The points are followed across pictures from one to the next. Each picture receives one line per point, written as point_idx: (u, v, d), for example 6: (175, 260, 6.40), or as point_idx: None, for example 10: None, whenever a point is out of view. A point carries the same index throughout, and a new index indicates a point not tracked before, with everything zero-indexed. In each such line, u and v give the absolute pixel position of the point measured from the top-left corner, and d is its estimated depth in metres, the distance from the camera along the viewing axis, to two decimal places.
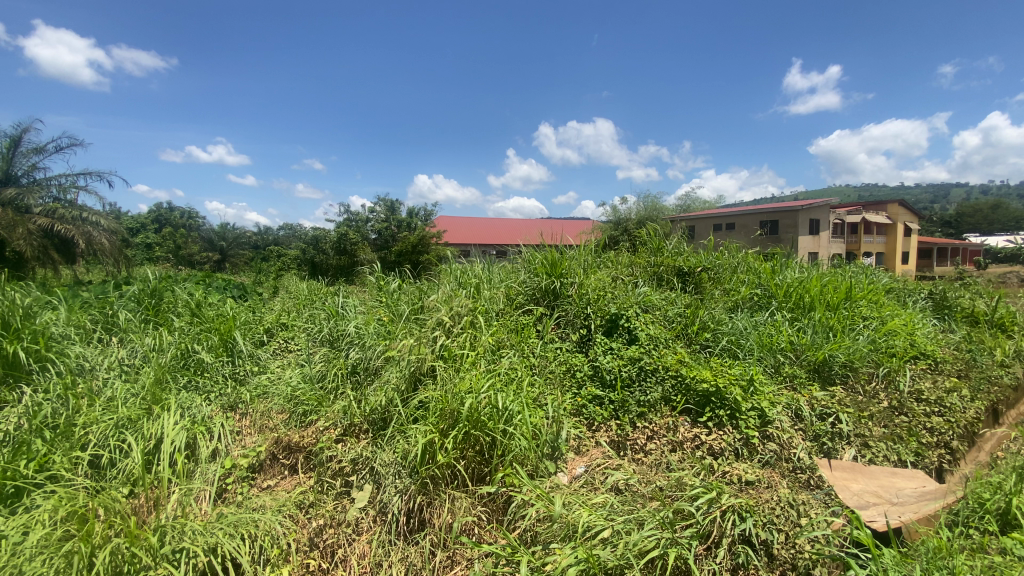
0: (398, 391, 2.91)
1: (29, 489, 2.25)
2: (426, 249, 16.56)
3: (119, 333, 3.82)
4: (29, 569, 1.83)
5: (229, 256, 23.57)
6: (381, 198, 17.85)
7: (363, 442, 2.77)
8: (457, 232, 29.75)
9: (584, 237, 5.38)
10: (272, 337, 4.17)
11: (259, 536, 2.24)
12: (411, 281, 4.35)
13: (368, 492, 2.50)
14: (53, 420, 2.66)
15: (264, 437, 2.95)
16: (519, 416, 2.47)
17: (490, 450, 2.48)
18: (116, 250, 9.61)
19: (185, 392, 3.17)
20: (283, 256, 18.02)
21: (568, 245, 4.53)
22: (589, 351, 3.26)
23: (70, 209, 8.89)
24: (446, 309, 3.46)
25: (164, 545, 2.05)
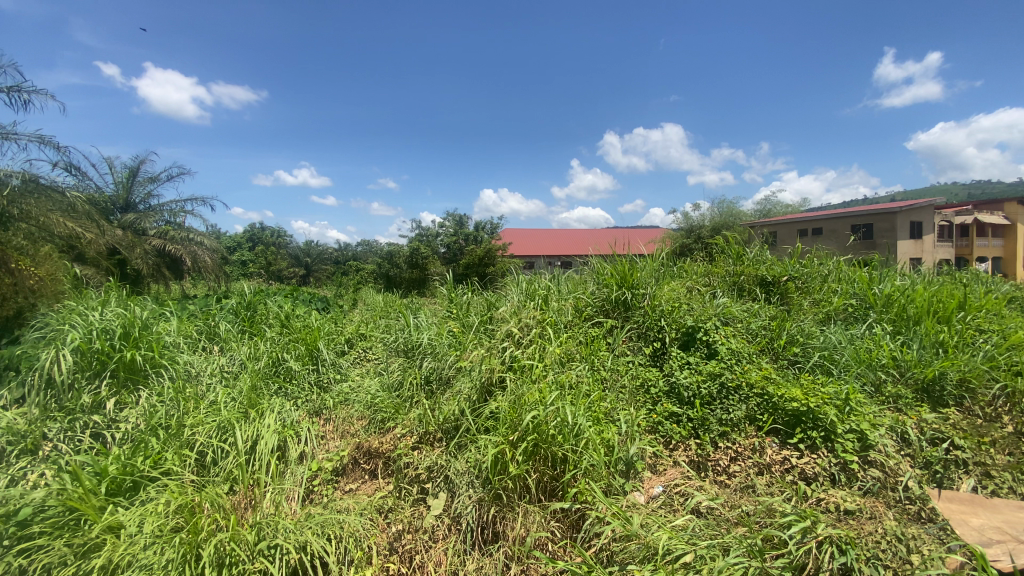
0: (469, 402, 2.96)
1: (146, 483, 2.51)
2: (493, 261, 16.83)
3: (220, 342, 4.22)
4: (146, 556, 2.03)
5: (313, 272, 25.50)
6: (448, 213, 18.39)
7: (438, 450, 2.84)
8: (522, 244, 30.01)
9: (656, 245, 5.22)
10: (352, 347, 4.41)
11: (344, 537, 2.35)
12: (480, 293, 4.43)
13: (443, 501, 2.58)
14: (166, 420, 2.97)
15: (346, 442, 3.10)
16: (590, 431, 2.43)
17: (562, 465, 2.45)
18: (216, 267, 10.63)
19: (276, 398, 3.42)
20: (361, 272, 19.08)
21: (638, 255, 4.41)
22: (664, 366, 3.13)
23: (180, 231, 9.96)
24: (515, 321, 3.51)
25: (261, 540, 2.20)
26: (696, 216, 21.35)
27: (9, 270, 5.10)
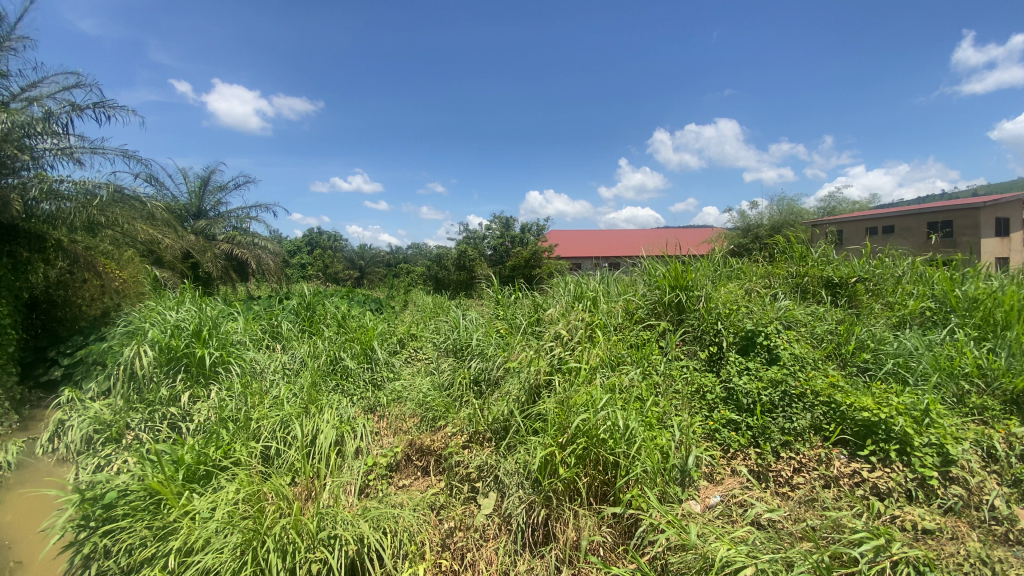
0: (518, 403, 2.97)
1: (217, 471, 2.67)
2: (539, 263, 16.81)
3: (282, 340, 4.46)
4: (217, 541, 2.16)
5: (366, 274, 26.52)
6: (495, 215, 18.55)
7: (488, 450, 2.87)
8: (570, 245, 29.78)
9: (711, 245, 5.05)
10: (404, 347, 4.53)
11: (399, 531, 2.41)
12: (528, 295, 4.43)
13: (493, 500, 2.60)
14: (234, 414, 3.16)
15: (399, 439, 3.19)
16: (643, 436, 2.38)
17: (613, 469, 2.41)
18: (279, 270, 11.24)
19: (334, 394, 3.57)
20: (411, 274, 19.59)
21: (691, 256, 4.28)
22: (721, 371, 3.01)
23: (246, 236, 10.59)
24: (564, 323, 3.50)
25: (321, 530, 2.29)
26: (753, 215, 20.51)
27: (97, 274, 6.01)
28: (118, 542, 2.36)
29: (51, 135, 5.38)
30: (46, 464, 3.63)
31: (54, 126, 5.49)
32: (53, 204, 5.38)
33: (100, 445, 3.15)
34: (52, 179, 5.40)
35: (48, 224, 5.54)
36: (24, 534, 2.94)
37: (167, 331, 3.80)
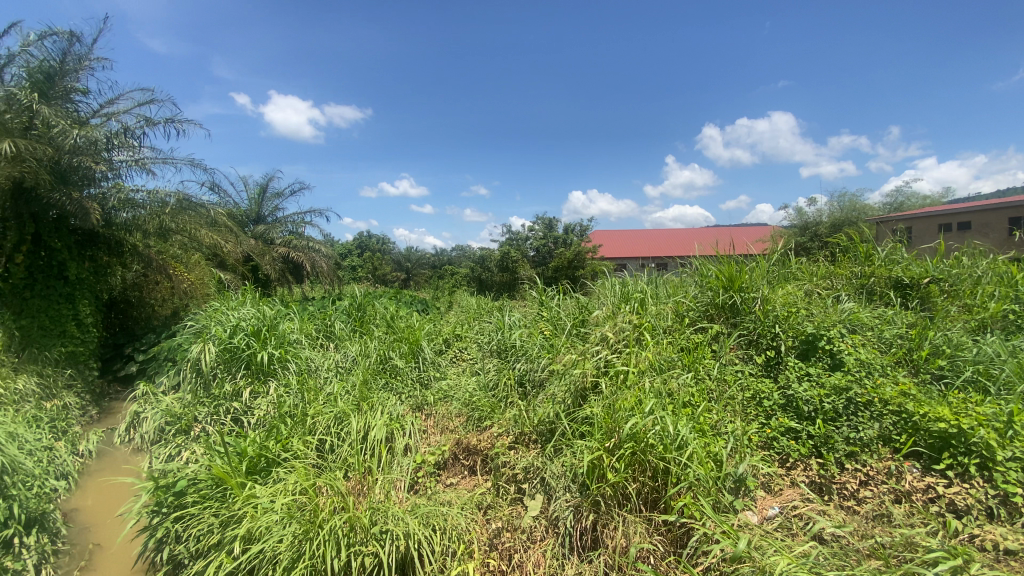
0: (564, 406, 2.95)
1: (276, 463, 2.80)
2: (583, 264, 16.66)
3: (335, 339, 4.63)
4: (276, 530, 2.27)
5: (412, 275, 27.21)
6: (538, 216, 18.54)
7: (533, 452, 2.86)
8: (614, 245, 29.34)
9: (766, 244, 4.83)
10: (450, 347, 4.60)
11: (448, 529, 2.45)
12: (572, 296, 4.40)
13: (540, 502, 2.61)
14: (291, 409, 3.30)
15: (447, 438, 3.25)
16: (695, 442, 2.30)
17: (663, 476, 2.35)
18: (331, 272, 11.70)
19: (384, 392, 3.67)
20: (456, 276, 19.91)
21: (745, 256, 4.11)
22: (779, 376, 2.87)
23: (300, 240, 11.08)
24: (610, 325, 3.45)
25: (373, 525, 2.35)
26: (809, 213, 19.50)
27: (167, 277, 6.56)
28: (188, 527, 2.52)
29: (127, 148, 5.84)
30: (124, 452, 3.94)
31: (129, 139, 5.93)
32: (129, 211, 5.80)
33: (171, 436, 3.39)
34: (128, 189, 5.82)
35: (126, 230, 5.99)
36: (104, 517, 3.18)
37: (230, 330, 4.03)
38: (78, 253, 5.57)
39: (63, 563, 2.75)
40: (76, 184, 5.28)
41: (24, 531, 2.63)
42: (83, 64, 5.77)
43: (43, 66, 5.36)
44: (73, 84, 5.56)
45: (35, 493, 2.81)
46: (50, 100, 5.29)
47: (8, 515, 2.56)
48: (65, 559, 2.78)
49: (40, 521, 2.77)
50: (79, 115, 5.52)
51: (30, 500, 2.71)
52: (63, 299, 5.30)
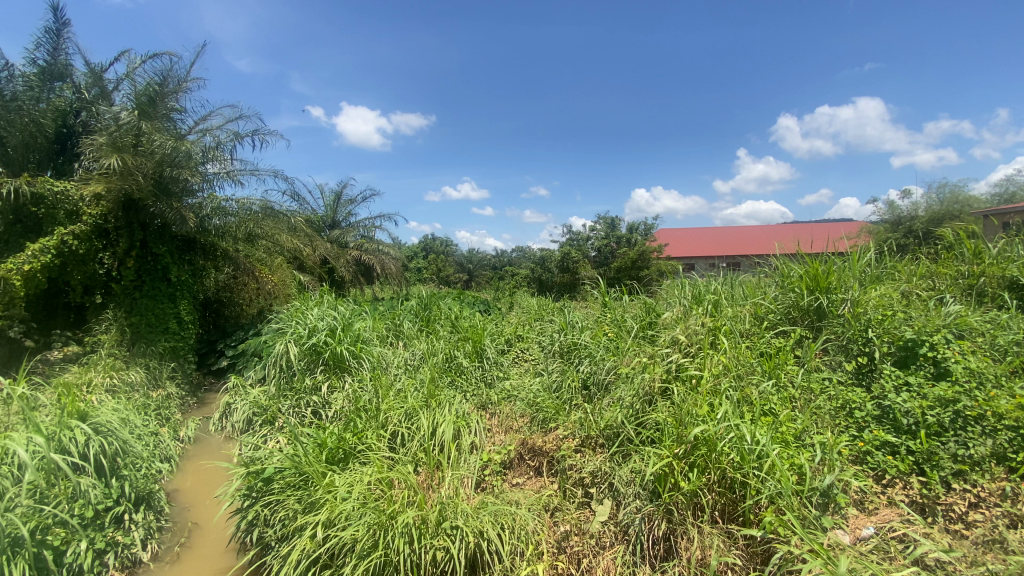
0: (632, 410, 2.87)
1: (352, 455, 2.94)
2: (647, 264, 16.22)
3: (403, 338, 4.81)
4: (352, 518, 2.39)
5: (474, 276, 27.77)
6: (600, 215, 18.29)
7: (600, 456, 2.82)
8: (679, 245, 28.35)
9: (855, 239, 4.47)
10: (512, 347, 4.64)
11: (517, 528, 2.47)
12: (638, 297, 4.29)
13: (608, 508, 2.56)
14: (366, 403, 3.46)
15: (512, 437, 3.28)
16: (776, 453, 2.17)
17: (741, 488, 2.26)
18: (398, 273, 12.17)
19: (451, 390, 3.76)
20: (517, 277, 20.05)
21: (830, 253, 3.82)
22: (872, 386, 2.65)
23: (370, 243, 11.63)
24: (682, 328, 3.33)
25: (445, 520, 2.40)
26: (901, 206, 17.82)
27: (255, 279, 7.20)
28: (275, 511, 2.72)
29: (219, 161, 6.33)
30: (217, 439, 4.30)
31: (221, 152, 6.47)
32: (220, 219, 6.35)
33: (259, 426, 3.67)
34: (221, 199, 6.35)
35: (218, 236, 6.52)
36: (201, 498, 3.50)
37: (311, 330, 4.33)
38: (178, 258, 6.19)
39: (167, 539, 3.05)
40: (176, 196, 5.81)
41: (134, 508, 2.94)
42: (183, 84, 6.36)
43: (147, 90, 5.99)
44: (172, 104, 6.15)
45: (143, 474, 3.13)
46: (153, 119, 5.88)
47: (121, 492, 2.87)
48: (167, 535, 3.08)
49: (147, 500, 3.08)
50: (178, 132, 6.10)
51: (139, 480, 3.03)
52: (165, 299, 5.88)
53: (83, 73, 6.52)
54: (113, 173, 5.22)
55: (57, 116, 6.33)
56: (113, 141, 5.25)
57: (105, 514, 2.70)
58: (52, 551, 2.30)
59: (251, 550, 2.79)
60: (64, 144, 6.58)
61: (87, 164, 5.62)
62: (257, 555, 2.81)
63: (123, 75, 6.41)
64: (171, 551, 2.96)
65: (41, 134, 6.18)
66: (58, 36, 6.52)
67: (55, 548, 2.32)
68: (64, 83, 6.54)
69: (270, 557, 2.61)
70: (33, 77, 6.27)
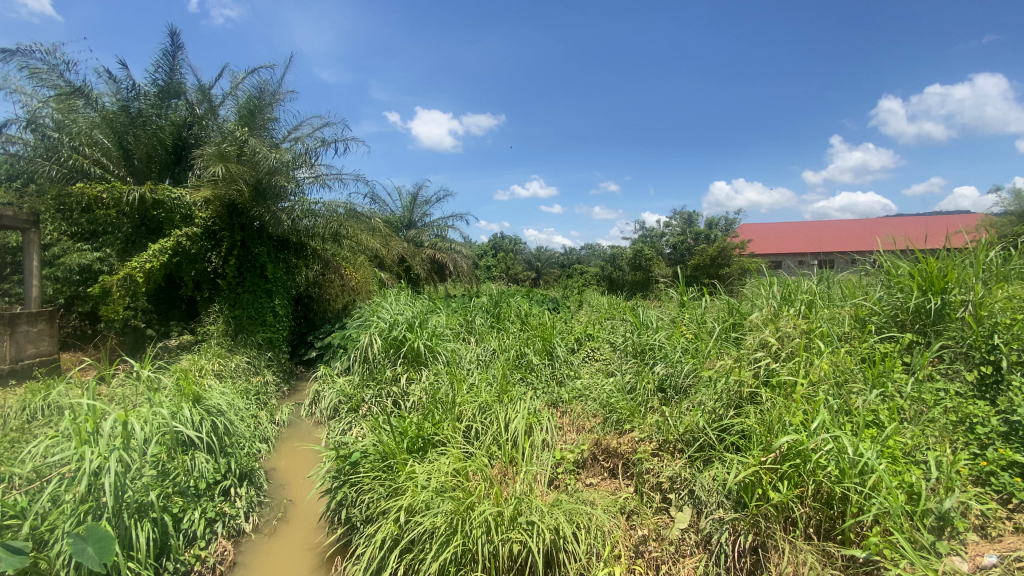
0: (715, 416, 2.75)
1: (430, 446, 3.05)
2: (728, 261, 15.36)
3: (475, 334, 4.92)
4: (432, 505, 2.49)
5: (543, 274, 28.02)
6: (675, 211, 17.62)
7: (680, 461, 2.73)
8: (761, 241, 26.63)
9: (977, 234, 3.93)
10: (582, 345, 4.59)
11: (593, 528, 2.45)
12: (718, 297, 4.09)
13: (688, 515, 2.50)
14: (442, 395, 3.60)
15: (585, 437, 3.22)
16: (882, 468, 1.99)
17: (840, 504, 2.12)
18: (469, 271, 12.46)
19: (523, 387, 3.80)
20: (587, 275, 19.82)
21: (946, 248, 3.41)
22: (999, 399, 2.34)
23: (443, 242, 12.03)
24: (771, 329, 3.13)
25: (519, 514, 2.43)
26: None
27: (341, 275, 7.57)
28: (360, 494, 2.89)
29: (308, 166, 6.79)
30: (307, 424, 4.65)
31: (310, 158, 6.94)
32: (310, 220, 6.75)
33: (345, 413, 3.92)
34: (311, 202, 6.76)
35: (308, 236, 6.97)
36: (295, 477, 3.81)
37: (392, 325, 4.58)
38: (274, 257, 6.75)
39: (266, 512, 3.33)
40: (271, 200, 6.35)
41: (238, 483, 3.25)
42: (277, 97, 6.91)
43: (248, 103, 6.57)
44: (269, 116, 6.67)
45: (246, 452, 3.46)
46: (252, 130, 6.41)
47: (228, 467, 3.19)
48: (266, 509, 3.37)
49: (249, 476, 3.39)
50: (273, 140, 6.64)
51: (243, 458, 3.35)
52: (263, 294, 6.41)
53: (195, 90, 7.28)
54: (219, 181, 5.78)
55: (173, 130, 7.11)
56: (221, 151, 5.82)
57: (215, 487, 3.01)
58: (172, 517, 2.60)
59: (338, 528, 2.99)
60: (180, 155, 7.37)
61: (198, 172, 6.27)
62: (343, 534, 3.00)
63: (228, 91, 7.09)
64: (269, 524, 3.24)
65: (160, 146, 6.98)
66: (173, 58, 7.31)
67: (173, 514, 2.62)
68: (179, 100, 7.32)
69: (356, 537, 2.78)
70: (154, 96, 7.07)
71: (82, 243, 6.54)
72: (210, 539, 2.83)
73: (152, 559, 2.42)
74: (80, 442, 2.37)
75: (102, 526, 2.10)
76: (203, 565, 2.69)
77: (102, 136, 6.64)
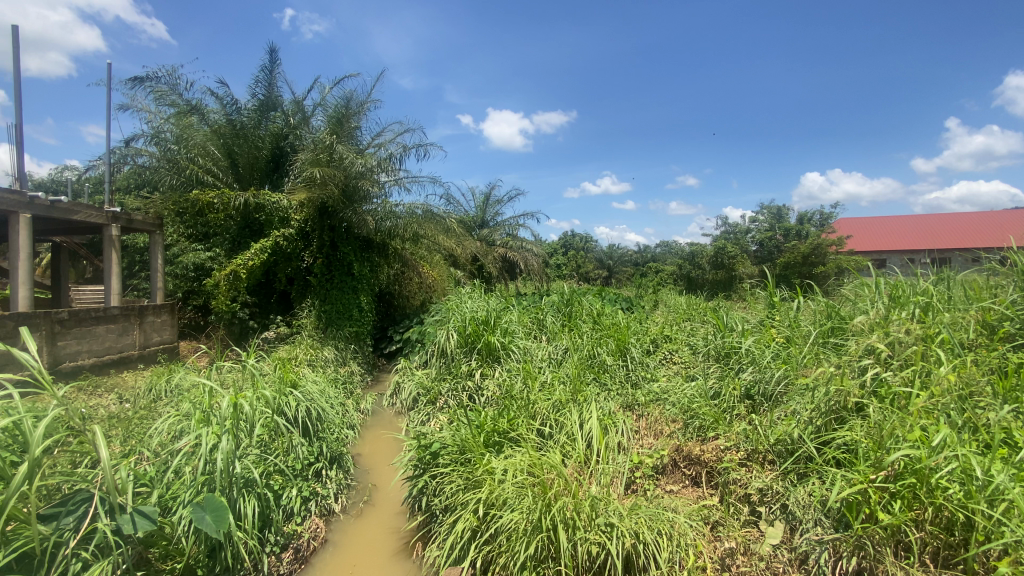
0: (812, 427, 2.56)
1: (506, 441, 3.10)
2: (823, 260, 14.12)
3: (547, 332, 4.93)
4: (509, 500, 2.53)
5: (615, 272, 27.51)
6: (761, 206, 16.51)
7: (771, 473, 2.58)
8: (862, 237, 24.24)
9: None
10: (658, 347, 4.44)
11: (675, 536, 2.36)
12: (812, 299, 3.79)
13: (781, 531, 2.36)
14: (516, 391, 3.64)
15: (665, 442, 3.08)
16: (1018, 493, 1.76)
17: (964, 531, 1.89)
18: (541, 270, 12.51)
19: (597, 387, 3.74)
20: (662, 274, 19.16)
21: None
22: None
23: (515, 242, 12.19)
24: (878, 334, 2.84)
25: (597, 516, 2.40)
26: None
27: (418, 273, 8.02)
28: (440, 484, 3.01)
29: (391, 170, 7.11)
30: (388, 414, 4.90)
31: (392, 163, 7.26)
32: (392, 221, 7.02)
33: (423, 405, 4.11)
34: (392, 203, 7.03)
35: (389, 236, 7.30)
36: (379, 464, 4.03)
37: (467, 322, 4.71)
38: (360, 256, 7.20)
39: (353, 495, 3.56)
40: (357, 202, 6.72)
41: (329, 466, 3.50)
42: (363, 106, 7.33)
43: (337, 113, 7.03)
44: (355, 124, 7.10)
45: (336, 437, 3.71)
46: (341, 137, 6.86)
47: (320, 451, 3.45)
48: (353, 492, 3.60)
49: (338, 460, 3.64)
50: (360, 146, 7.05)
51: (333, 442, 3.60)
52: (350, 290, 6.86)
53: (289, 102, 7.91)
54: (314, 185, 6.23)
55: (272, 140, 7.77)
56: (314, 158, 6.27)
57: (309, 468, 3.27)
58: (274, 493, 2.86)
59: (419, 516, 3.13)
60: (278, 163, 8.04)
61: (294, 177, 6.80)
62: (423, 521, 3.13)
63: (319, 102, 7.64)
64: (356, 506, 3.46)
65: (261, 154, 7.69)
66: (271, 73, 7.98)
67: (275, 490, 2.88)
68: (276, 112, 7.99)
69: (436, 525, 2.89)
70: (255, 110, 7.78)
71: (197, 244, 7.33)
72: (305, 516, 3.07)
73: (257, 530, 2.66)
74: (199, 421, 2.67)
75: (217, 497, 2.37)
76: (300, 539, 2.93)
77: (213, 147, 7.40)
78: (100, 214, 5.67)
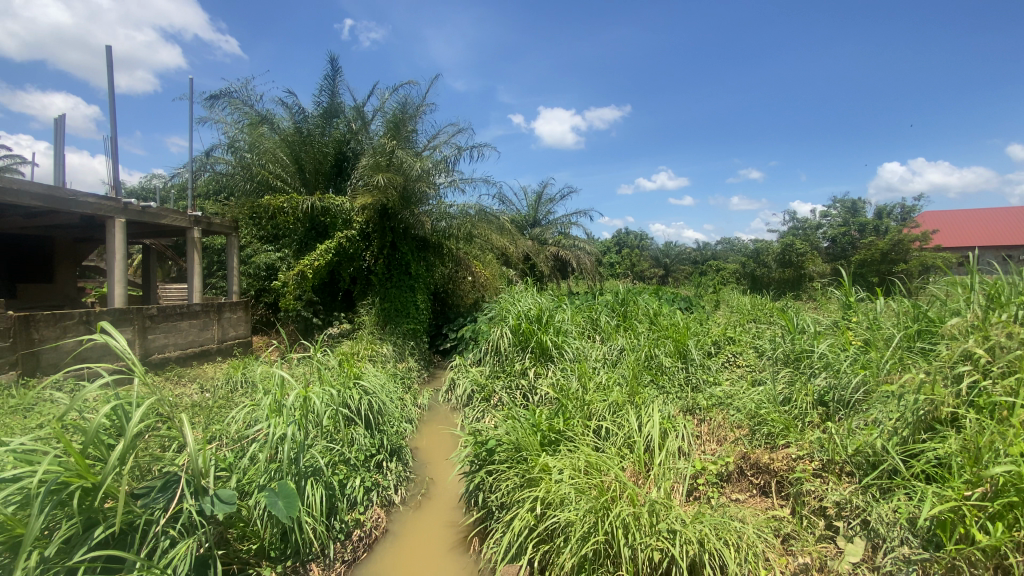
0: (897, 439, 2.37)
1: (562, 441, 3.08)
2: (905, 257, 13.01)
3: (601, 331, 4.87)
4: (566, 501, 2.52)
5: (671, 271, 26.67)
6: (834, 199, 15.43)
7: (849, 486, 2.41)
8: (951, 232, 22.12)
9: None
10: (720, 349, 4.26)
11: (743, 546, 2.26)
12: (892, 300, 3.50)
13: (862, 548, 2.19)
14: (572, 391, 3.62)
15: (730, 449, 2.96)
16: None
17: None
18: (594, 268, 12.35)
19: (655, 389, 3.65)
20: (723, 273, 18.36)
21: None
22: None
23: (568, 240, 12.11)
24: (974, 338, 2.58)
25: (658, 522, 2.34)
26: None
27: (471, 272, 8.23)
28: (495, 480, 3.05)
29: (446, 172, 7.27)
30: (444, 410, 5.02)
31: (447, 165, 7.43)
32: (446, 222, 7.21)
33: (478, 402, 4.17)
34: (447, 205, 7.20)
35: (444, 237, 7.49)
36: (436, 458, 4.14)
37: (521, 321, 4.73)
38: (416, 255, 7.43)
39: (412, 487, 3.68)
40: (414, 204, 6.93)
41: (389, 458, 3.63)
42: (420, 109, 7.53)
43: (395, 118, 7.27)
44: (411, 128, 7.31)
45: (395, 431, 3.84)
46: (399, 141, 7.09)
47: (381, 443, 3.59)
48: (412, 484, 3.72)
49: (397, 453, 3.77)
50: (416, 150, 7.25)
51: (393, 436, 3.73)
52: (407, 289, 7.10)
53: (350, 108, 8.26)
54: (375, 188, 6.48)
55: (335, 145, 8.15)
56: (375, 163, 6.52)
57: (371, 460, 3.41)
58: (339, 482, 3.01)
59: (475, 511, 3.19)
60: (340, 167, 8.44)
61: (356, 181, 7.11)
62: (479, 517, 3.19)
63: (377, 107, 7.93)
64: (415, 498, 3.57)
65: (325, 159, 8.10)
66: (334, 81, 8.36)
67: (340, 479, 3.03)
68: (338, 118, 8.37)
69: (492, 522, 2.92)
70: (319, 117, 8.19)
71: (268, 245, 7.82)
72: (368, 506, 3.21)
73: (325, 517, 2.81)
74: (272, 411, 2.84)
75: (288, 484, 2.51)
76: (363, 527, 3.06)
77: (282, 154, 7.86)
78: (184, 218, 6.17)
